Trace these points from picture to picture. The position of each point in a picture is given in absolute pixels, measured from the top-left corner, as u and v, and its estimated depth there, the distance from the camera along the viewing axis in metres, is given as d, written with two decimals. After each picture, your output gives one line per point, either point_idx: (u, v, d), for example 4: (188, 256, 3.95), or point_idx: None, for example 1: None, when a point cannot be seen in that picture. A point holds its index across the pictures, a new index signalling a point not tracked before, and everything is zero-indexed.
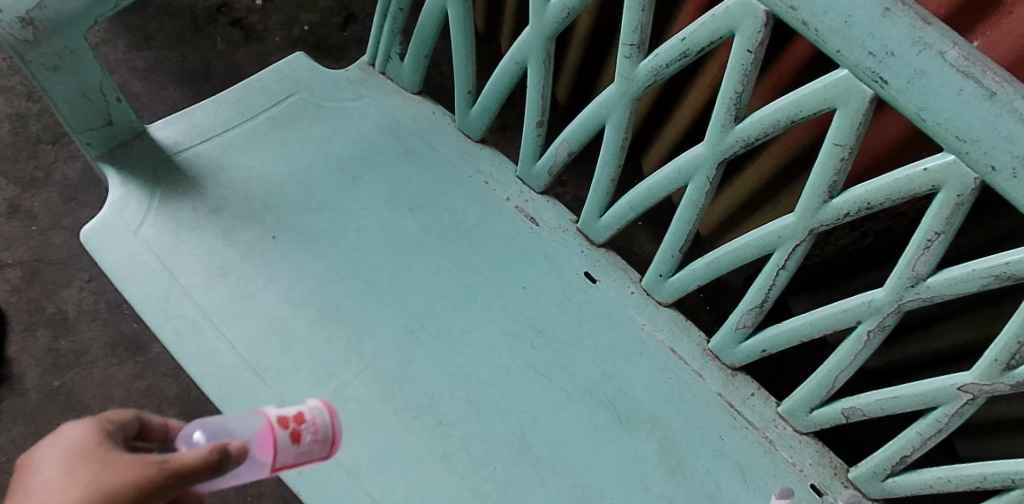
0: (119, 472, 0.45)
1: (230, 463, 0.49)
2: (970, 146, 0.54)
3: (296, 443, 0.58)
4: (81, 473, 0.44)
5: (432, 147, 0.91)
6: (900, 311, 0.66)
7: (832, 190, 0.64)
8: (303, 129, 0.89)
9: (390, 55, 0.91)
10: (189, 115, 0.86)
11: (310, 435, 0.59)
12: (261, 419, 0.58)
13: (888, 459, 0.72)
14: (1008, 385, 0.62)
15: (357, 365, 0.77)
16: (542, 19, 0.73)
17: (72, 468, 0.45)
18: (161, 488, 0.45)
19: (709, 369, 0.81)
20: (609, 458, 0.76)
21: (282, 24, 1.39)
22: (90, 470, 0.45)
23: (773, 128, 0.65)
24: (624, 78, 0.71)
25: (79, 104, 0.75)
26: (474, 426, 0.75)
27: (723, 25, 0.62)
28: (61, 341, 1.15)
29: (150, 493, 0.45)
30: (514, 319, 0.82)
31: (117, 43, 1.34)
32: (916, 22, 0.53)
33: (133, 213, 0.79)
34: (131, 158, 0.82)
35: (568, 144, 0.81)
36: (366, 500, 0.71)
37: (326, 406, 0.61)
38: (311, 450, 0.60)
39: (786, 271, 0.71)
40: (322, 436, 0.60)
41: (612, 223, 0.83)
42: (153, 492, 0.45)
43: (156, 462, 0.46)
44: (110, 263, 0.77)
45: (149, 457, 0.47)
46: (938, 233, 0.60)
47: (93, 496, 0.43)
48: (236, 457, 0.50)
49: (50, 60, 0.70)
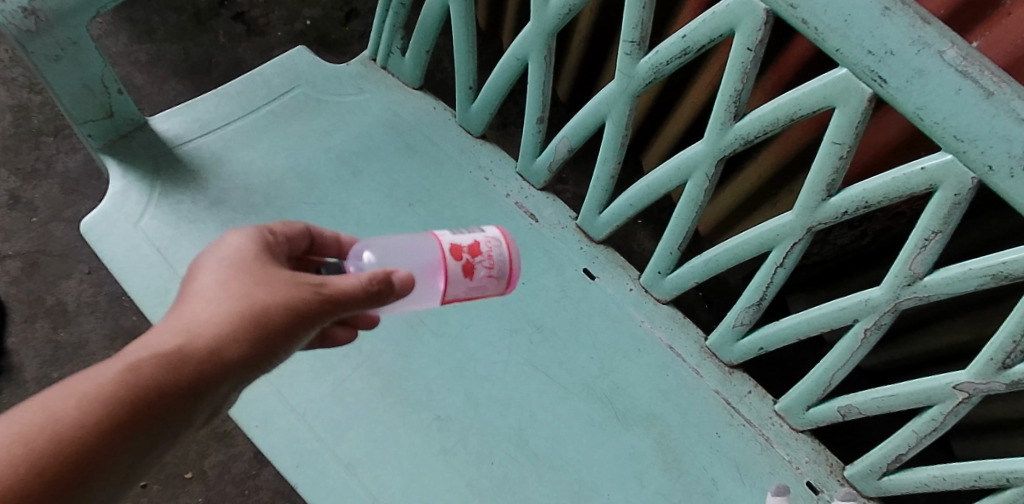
0: (278, 289, 0.50)
1: (389, 289, 0.53)
2: (968, 145, 0.55)
3: (468, 277, 0.58)
4: (244, 282, 0.50)
5: (432, 142, 0.91)
6: (897, 309, 0.66)
7: (830, 189, 0.65)
8: (305, 123, 0.89)
9: (391, 50, 0.92)
10: (190, 108, 0.86)
11: (483, 270, 0.59)
12: (433, 247, 0.58)
13: (884, 457, 0.73)
14: (1003, 384, 0.62)
15: (355, 359, 0.77)
16: (543, 16, 0.73)
17: (238, 276, 0.50)
18: (315, 306, 0.50)
19: (706, 367, 0.82)
20: (606, 454, 0.76)
21: (284, 19, 1.39)
22: (254, 281, 0.50)
23: (772, 127, 0.65)
24: (625, 75, 0.71)
25: (80, 96, 0.75)
26: (472, 421, 0.76)
27: (723, 23, 0.62)
28: (61, 332, 1.16)
29: (302, 307, 0.50)
30: (512, 315, 0.82)
31: (119, 36, 1.34)
32: (915, 21, 0.53)
33: (134, 205, 0.79)
34: (132, 150, 0.82)
35: (568, 141, 0.82)
36: (363, 493, 0.71)
37: (505, 237, 0.61)
38: (486, 286, 0.60)
39: (785, 269, 0.72)
40: (496, 272, 0.59)
41: (611, 220, 0.83)
42: (305, 306, 0.50)
43: (312, 285, 0.51)
44: (110, 254, 0.77)
45: (310, 277, 0.52)
46: (935, 232, 0.60)
47: (252, 310, 0.48)
48: (398, 283, 0.53)
49: (52, 51, 0.70)
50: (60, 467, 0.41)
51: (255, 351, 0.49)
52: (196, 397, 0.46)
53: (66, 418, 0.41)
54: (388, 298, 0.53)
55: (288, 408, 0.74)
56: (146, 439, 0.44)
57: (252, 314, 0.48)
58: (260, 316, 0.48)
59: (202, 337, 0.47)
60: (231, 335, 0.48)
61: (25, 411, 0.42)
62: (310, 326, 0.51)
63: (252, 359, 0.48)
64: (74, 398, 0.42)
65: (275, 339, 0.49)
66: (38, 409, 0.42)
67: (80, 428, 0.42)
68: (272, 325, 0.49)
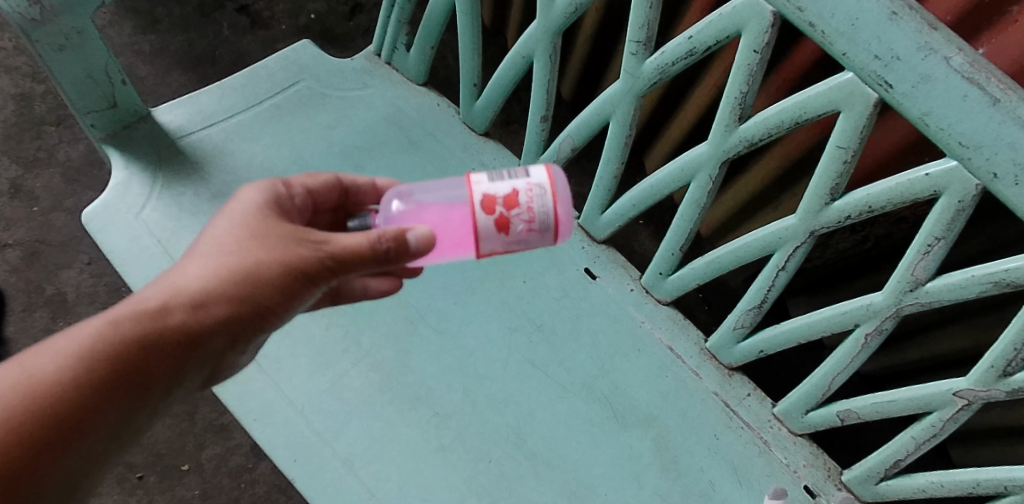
0: (277, 247, 0.53)
1: (400, 248, 0.53)
2: (973, 152, 0.54)
3: (502, 232, 0.56)
4: (245, 238, 0.52)
5: (435, 138, 0.91)
6: (898, 315, 0.66)
7: (834, 193, 0.65)
8: (308, 117, 0.89)
9: (396, 46, 0.92)
10: (194, 100, 0.86)
11: (521, 224, 0.55)
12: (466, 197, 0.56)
13: (882, 462, 0.73)
14: (1003, 392, 0.62)
15: (355, 354, 0.77)
16: (549, 14, 0.73)
17: (240, 232, 0.53)
18: (315, 264, 0.52)
19: (706, 369, 0.81)
20: (603, 455, 0.76)
21: (289, 12, 1.39)
22: (255, 237, 0.53)
23: (777, 129, 0.65)
24: (630, 75, 0.71)
25: (84, 86, 0.75)
26: (471, 418, 0.76)
27: (730, 25, 0.62)
28: (60, 322, 1.15)
29: (302, 265, 0.52)
30: (513, 313, 0.82)
31: (123, 26, 1.34)
32: (923, 27, 0.53)
33: (135, 195, 0.79)
34: (135, 141, 0.82)
35: (571, 140, 0.81)
36: (361, 489, 0.71)
37: (551, 183, 0.56)
38: (527, 240, 0.56)
39: (786, 272, 0.71)
40: (537, 225, 0.56)
41: (613, 220, 0.83)
42: (298, 267, 0.52)
43: (312, 243, 0.53)
44: (110, 245, 0.77)
45: (312, 235, 0.54)
46: (938, 238, 0.60)
47: (247, 267, 0.51)
48: (408, 243, 0.53)
49: (57, 40, 0.71)
50: (55, 411, 0.45)
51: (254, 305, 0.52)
52: (192, 345, 0.50)
53: (70, 372, 0.46)
54: (400, 258, 0.54)
55: (286, 403, 0.73)
56: (140, 383, 0.48)
57: (245, 272, 0.51)
58: (255, 273, 0.51)
59: (196, 290, 0.50)
60: (226, 291, 0.51)
61: (27, 358, 0.46)
62: (312, 283, 0.53)
63: (249, 312, 0.52)
64: (71, 346, 0.46)
65: (269, 293, 0.52)
66: (38, 356, 0.46)
67: (82, 377, 0.46)
68: (267, 282, 0.52)
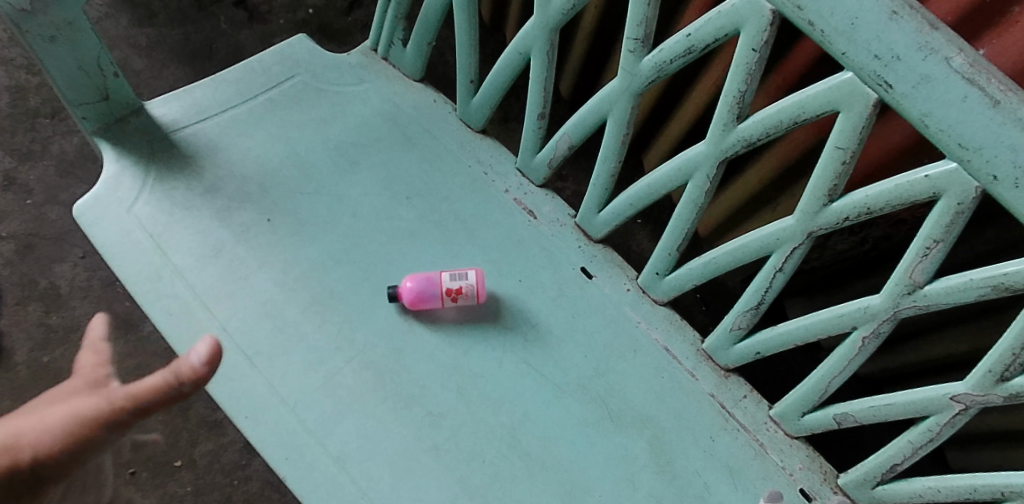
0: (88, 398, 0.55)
1: (196, 380, 0.54)
2: (973, 154, 0.54)
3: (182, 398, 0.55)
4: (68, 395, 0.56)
5: (431, 135, 0.90)
6: (896, 318, 0.65)
7: (832, 193, 0.64)
8: (303, 112, 0.88)
9: (393, 41, 0.91)
10: (187, 93, 0.85)
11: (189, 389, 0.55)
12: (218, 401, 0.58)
13: (879, 466, 0.72)
14: (1001, 396, 0.62)
15: (348, 352, 0.76)
16: (546, 10, 0.72)
17: (67, 391, 0.56)
18: (101, 409, 0.53)
19: (702, 370, 0.81)
20: (597, 456, 0.75)
21: (286, 6, 1.38)
22: (78, 394, 0.56)
23: (775, 129, 0.64)
24: (627, 72, 0.70)
25: (75, 77, 0.75)
26: (464, 418, 0.75)
27: (729, 22, 0.61)
28: (54, 316, 1.16)
29: (91, 411, 0.53)
30: (508, 312, 0.81)
31: (119, 19, 1.33)
32: (923, 26, 0.53)
33: (128, 189, 0.78)
34: (127, 134, 0.81)
35: (569, 138, 0.81)
36: (353, 488, 0.70)
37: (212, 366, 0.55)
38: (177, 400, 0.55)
39: (784, 273, 0.71)
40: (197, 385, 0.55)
41: (610, 219, 0.83)
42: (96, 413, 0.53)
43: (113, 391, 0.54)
44: (102, 239, 0.76)
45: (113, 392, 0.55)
46: (937, 241, 0.59)
47: (56, 415, 0.53)
48: (201, 372, 0.54)
49: (48, 30, 0.70)
50: None
51: (49, 455, 0.52)
52: None
53: None
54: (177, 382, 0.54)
55: (278, 401, 0.73)
56: None
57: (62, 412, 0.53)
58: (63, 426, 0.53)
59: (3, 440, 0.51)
60: (33, 441, 0.52)
61: None
62: (96, 435, 0.53)
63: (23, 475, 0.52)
64: None
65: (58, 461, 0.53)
66: None
67: None
68: (52, 429, 0.53)
